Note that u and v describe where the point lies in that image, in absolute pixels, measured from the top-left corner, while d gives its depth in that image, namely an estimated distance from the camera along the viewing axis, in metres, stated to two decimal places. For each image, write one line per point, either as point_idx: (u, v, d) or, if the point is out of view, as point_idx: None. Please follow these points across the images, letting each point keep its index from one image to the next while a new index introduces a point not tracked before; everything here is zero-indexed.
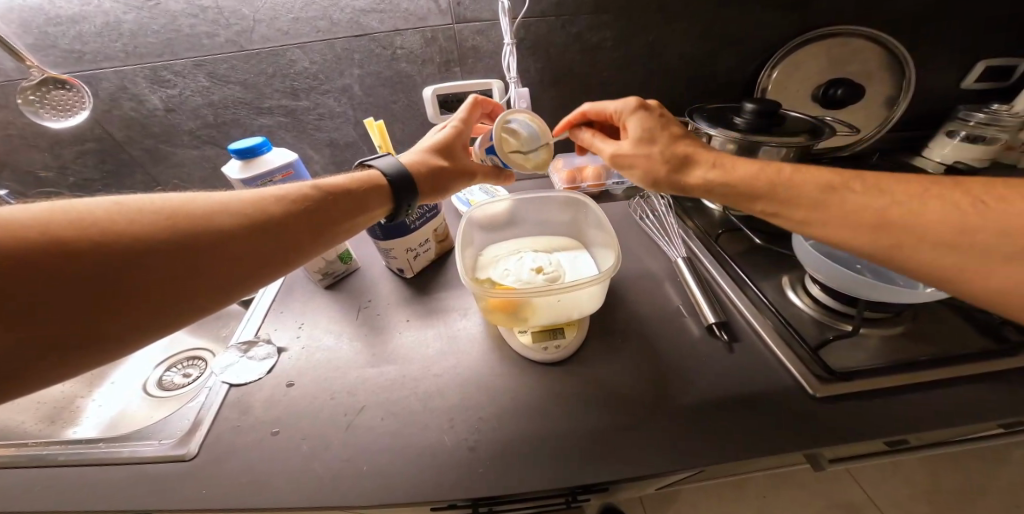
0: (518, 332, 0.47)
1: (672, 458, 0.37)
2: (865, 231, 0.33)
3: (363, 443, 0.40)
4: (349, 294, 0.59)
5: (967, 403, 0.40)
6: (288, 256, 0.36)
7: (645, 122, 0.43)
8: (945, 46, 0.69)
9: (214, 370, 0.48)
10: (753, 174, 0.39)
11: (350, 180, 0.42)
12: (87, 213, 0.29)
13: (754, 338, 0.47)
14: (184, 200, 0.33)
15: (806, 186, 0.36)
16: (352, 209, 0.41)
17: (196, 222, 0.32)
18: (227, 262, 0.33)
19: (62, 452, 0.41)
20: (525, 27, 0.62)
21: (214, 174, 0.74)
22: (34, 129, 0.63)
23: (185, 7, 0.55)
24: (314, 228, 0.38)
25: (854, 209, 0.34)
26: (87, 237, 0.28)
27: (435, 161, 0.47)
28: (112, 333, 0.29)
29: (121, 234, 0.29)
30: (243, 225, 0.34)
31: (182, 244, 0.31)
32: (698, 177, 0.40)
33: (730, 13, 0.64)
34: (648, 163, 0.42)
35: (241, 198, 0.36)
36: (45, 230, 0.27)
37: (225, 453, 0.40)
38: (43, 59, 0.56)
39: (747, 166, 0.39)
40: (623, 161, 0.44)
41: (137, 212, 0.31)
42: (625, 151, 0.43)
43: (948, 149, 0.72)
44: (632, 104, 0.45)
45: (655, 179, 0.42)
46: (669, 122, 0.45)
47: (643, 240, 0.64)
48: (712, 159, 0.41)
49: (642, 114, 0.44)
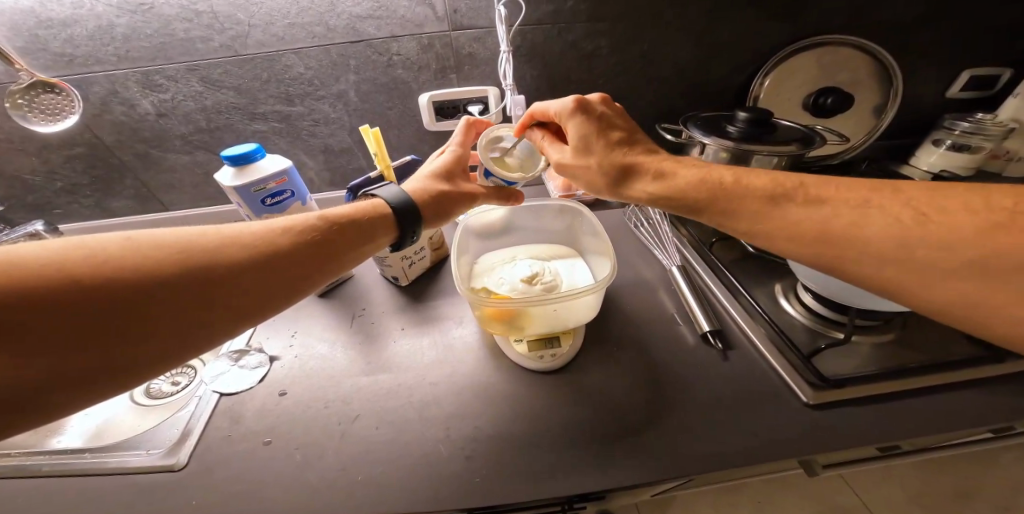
0: (514, 341, 0.47)
1: (667, 467, 0.37)
2: (798, 243, 0.34)
3: (356, 454, 0.39)
4: (342, 302, 0.58)
5: (954, 406, 0.40)
6: (295, 287, 0.36)
7: (582, 129, 0.43)
8: (931, 57, 0.71)
9: (204, 379, 0.48)
10: (693, 183, 0.38)
11: (357, 209, 0.42)
12: (103, 248, 0.30)
13: (748, 345, 0.48)
14: (197, 234, 0.34)
15: (748, 196, 0.36)
16: (361, 239, 0.41)
17: (206, 256, 0.32)
18: (234, 295, 0.33)
19: (46, 462, 0.40)
20: (521, 35, 0.63)
21: (206, 180, 0.73)
22: (21, 133, 0.62)
23: (179, 11, 0.54)
24: (321, 259, 0.37)
25: (787, 221, 0.34)
26: (99, 267, 0.29)
27: (436, 188, 0.46)
28: (121, 367, 0.29)
29: (133, 269, 0.30)
30: (251, 258, 0.34)
31: (190, 278, 0.31)
32: (638, 189, 0.41)
33: (723, 23, 0.65)
34: (588, 175, 0.43)
35: (252, 231, 0.36)
36: (61, 265, 0.28)
37: (215, 464, 0.39)
38: (33, 62, 0.56)
39: (689, 174, 0.39)
40: (566, 171, 0.45)
41: (151, 244, 0.31)
42: (568, 161, 0.45)
43: (935, 156, 0.74)
44: (569, 107, 0.44)
45: (598, 187, 0.44)
46: (606, 125, 0.44)
47: (638, 248, 0.64)
48: (650, 168, 0.41)
49: (579, 118, 0.44)
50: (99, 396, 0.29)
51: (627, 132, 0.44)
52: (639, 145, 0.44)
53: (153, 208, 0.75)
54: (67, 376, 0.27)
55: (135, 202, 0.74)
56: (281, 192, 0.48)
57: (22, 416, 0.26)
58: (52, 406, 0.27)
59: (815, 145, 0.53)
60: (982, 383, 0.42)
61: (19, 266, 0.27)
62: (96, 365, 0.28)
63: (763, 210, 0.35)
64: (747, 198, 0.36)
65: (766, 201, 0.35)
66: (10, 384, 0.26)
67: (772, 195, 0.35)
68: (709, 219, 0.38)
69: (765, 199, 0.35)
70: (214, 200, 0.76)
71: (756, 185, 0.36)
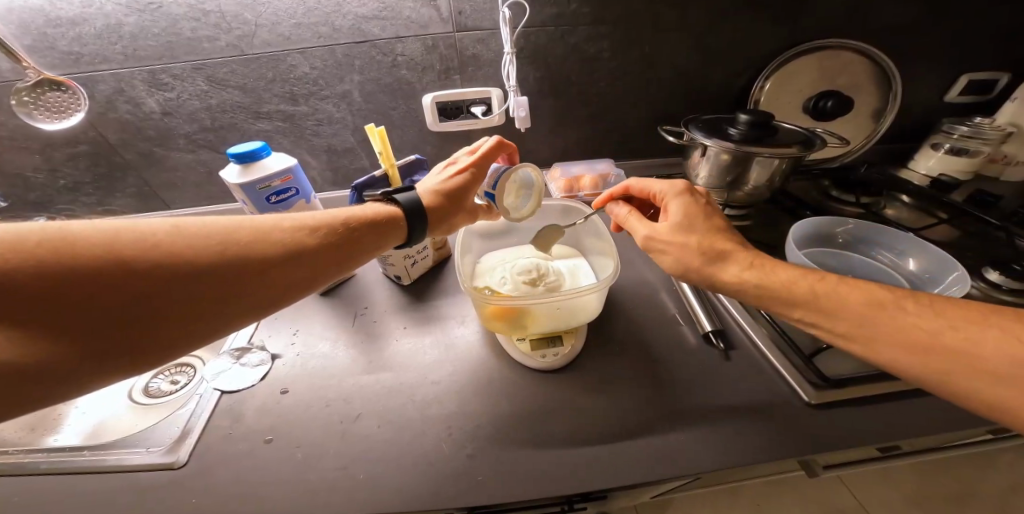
0: (516, 340, 0.48)
1: (668, 466, 0.37)
2: (912, 352, 0.32)
3: (359, 452, 0.40)
4: (344, 300, 0.58)
5: (952, 407, 0.41)
6: (311, 282, 0.36)
7: (685, 209, 0.43)
8: (929, 62, 0.71)
9: (205, 376, 0.48)
10: (795, 279, 0.37)
11: (375, 211, 0.42)
12: (146, 232, 0.30)
13: (749, 345, 0.48)
14: (226, 223, 0.34)
15: (854, 298, 0.35)
16: (380, 241, 0.41)
17: (239, 248, 0.33)
18: (260, 288, 0.33)
19: (45, 460, 0.40)
20: (525, 37, 0.63)
21: (209, 179, 0.73)
22: (25, 131, 0.62)
23: (187, 11, 0.55)
24: (343, 259, 0.38)
25: (896, 326, 0.33)
26: (127, 254, 0.29)
27: (445, 196, 0.47)
28: (149, 349, 0.29)
29: (171, 257, 0.30)
30: (279, 253, 0.34)
31: (221, 270, 0.32)
32: (732, 275, 0.39)
33: (725, 26, 0.65)
34: (682, 251, 0.41)
35: (282, 226, 0.36)
36: (106, 247, 0.29)
37: (218, 462, 0.39)
38: (40, 60, 0.56)
39: (787, 272, 0.38)
40: (655, 245, 0.43)
41: (177, 233, 0.31)
42: (660, 235, 0.42)
43: (934, 160, 0.74)
44: (679, 187, 0.45)
45: (686, 266, 0.41)
46: (710, 212, 0.43)
47: (639, 249, 0.65)
48: (748, 259, 0.39)
49: (685, 200, 0.44)
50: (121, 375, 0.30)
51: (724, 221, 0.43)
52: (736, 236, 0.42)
53: (155, 206, 0.76)
54: (95, 356, 0.28)
55: (136, 201, 0.74)
56: (285, 190, 0.48)
57: (46, 394, 0.27)
58: (76, 384, 0.28)
59: (815, 148, 0.54)
60: None
61: (58, 247, 0.28)
62: (124, 347, 0.28)
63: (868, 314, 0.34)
64: (851, 298, 0.35)
65: (870, 302, 0.34)
66: (42, 359, 0.26)
67: (875, 300, 0.34)
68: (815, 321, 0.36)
69: (871, 302, 0.34)
70: (215, 199, 0.77)
71: (859, 288, 0.36)
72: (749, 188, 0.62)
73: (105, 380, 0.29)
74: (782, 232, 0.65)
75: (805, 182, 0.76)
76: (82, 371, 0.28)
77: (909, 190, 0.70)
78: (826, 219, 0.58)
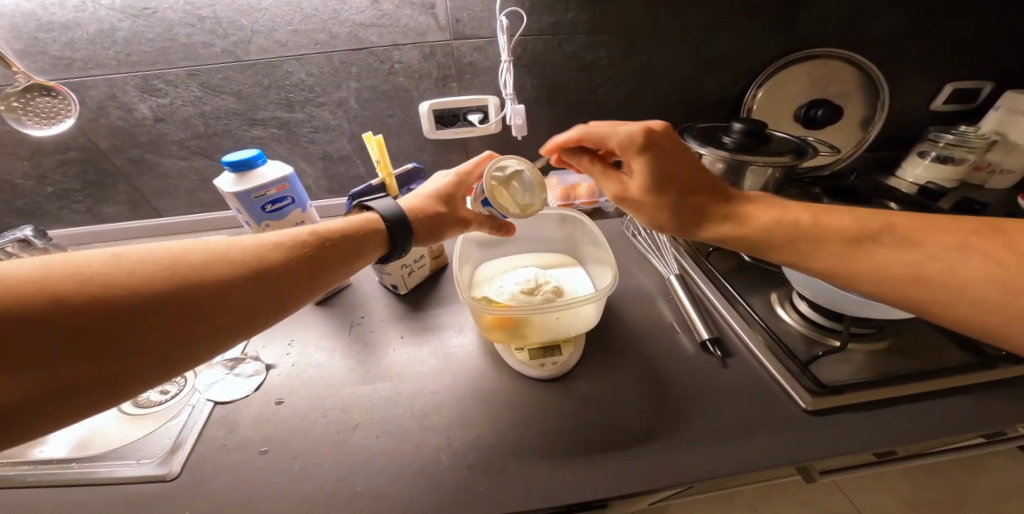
0: (515, 350, 0.47)
1: (667, 475, 0.37)
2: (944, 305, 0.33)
3: (355, 463, 0.39)
4: (341, 310, 0.58)
5: (944, 412, 0.41)
6: (285, 301, 0.36)
7: (652, 168, 0.40)
8: (914, 71, 0.73)
9: (198, 387, 0.47)
10: (770, 228, 0.38)
11: (350, 224, 0.42)
12: (87, 263, 0.29)
13: (746, 353, 0.48)
14: (191, 247, 0.33)
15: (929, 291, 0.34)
16: (352, 252, 0.41)
17: (200, 272, 0.32)
18: (230, 312, 0.33)
19: (31, 473, 0.39)
20: (523, 45, 0.63)
21: (201, 187, 0.72)
22: (14, 137, 0.61)
23: (182, 17, 0.54)
24: (314, 275, 0.38)
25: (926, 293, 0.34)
26: (89, 285, 0.28)
27: (431, 208, 0.47)
28: (115, 384, 0.29)
29: (125, 287, 0.29)
30: (244, 274, 0.34)
31: (183, 296, 0.31)
32: (713, 232, 0.40)
33: (720, 35, 0.66)
34: (654, 212, 0.42)
35: (253, 246, 0.36)
36: (47, 283, 0.27)
37: (211, 473, 0.39)
38: (31, 65, 0.55)
39: (767, 215, 0.39)
40: (627, 202, 0.44)
41: (141, 261, 0.31)
42: (631, 194, 0.43)
43: (921, 168, 0.76)
44: (637, 140, 0.40)
45: (667, 227, 0.43)
46: (678, 162, 0.40)
47: (636, 257, 0.65)
48: (726, 212, 0.40)
49: (649, 153, 0.40)
50: (93, 407, 0.29)
51: (695, 167, 0.41)
52: (711, 184, 0.41)
53: (146, 214, 0.74)
54: (64, 395, 0.27)
55: (127, 208, 0.73)
56: (282, 199, 0.48)
57: (20, 431, 0.27)
58: (34, 422, 0.27)
59: (807, 157, 0.55)
60: (971, 389, 0.43)
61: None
62: (93, 381, 0.28)
63: (848, 260, 0.36)
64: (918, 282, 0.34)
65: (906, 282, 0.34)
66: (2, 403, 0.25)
67: (857, 241, 0.36)
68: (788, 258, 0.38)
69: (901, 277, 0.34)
70: (208, 207, 0.75)
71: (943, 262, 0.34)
72: None
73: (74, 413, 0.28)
74: None
75: (797, 189, 0.77)
76: (50, 408, 0.27)
77: (899, 197, 0.71)
78: None
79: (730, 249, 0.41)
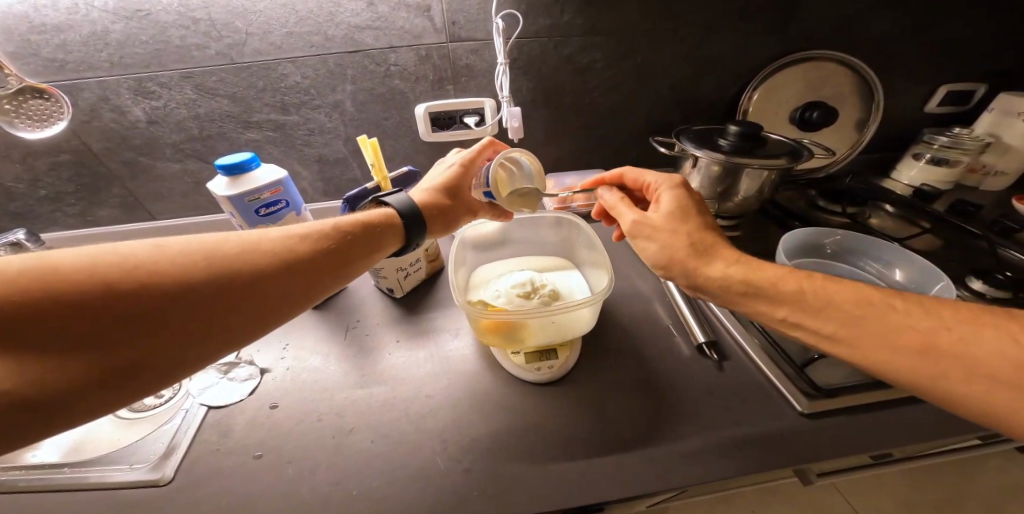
0: (512, 354, 0.47)
1: (662, 479, 0.37)
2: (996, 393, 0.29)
3: (351, 468, 0.39)
4: (336, 313, 0.58)
5: (939, 414, 0.41)
6: (307, 293, 0.35)
7: (680, 200, 0.44)
8: (908, 74, 0.74)
9: (191, 391, 0.46)
10: (783, 275, 0.38)
11: (368, 218, 0.42)
12: (127, 254, 0.29)
13: (742, 356, 0.48)
14: (217, 239, 0.33)
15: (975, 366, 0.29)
16: (370, 246, 0.40)
17: (224, 262, 0.32)
18: (252, 302, 0.32)
19: (23, 477, 0.39)
20: (519, 47, 0.63)
21: (196, 189, 0.72)
22: (6, 139, 0.61)
23: (176, 19, 0.54)
24: (334, 269, 0.37)
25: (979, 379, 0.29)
26: (119, 274, 0.28)
27: (439, 200, 0.47)
28: (139, 377, 0.28)
29: (157, 277, 0.29)
30: (265, 265, 0.33)
31: (207, 286, 0.31)
32: (720, 269, 0.39)
33: (717, 37, 0.66)
34: (672, 238, 0.41)
35: (275, 237, 0.36)
36: (81, 273, 0.28)
37: (203, 477, 0.38)
38: (23, 67, 0.55)
39: (777, 271, 0.38)
40: (644, 230, 0.43)
41: (167, 252, 0.31)
42: (653, 222, 0.43)
43: (916, 170, 0.76)
44: (674, 181, 0.47)
45: (676, 254, 0.41)
46: (701, 208, 0.45)
47: (632, 259, 0.65)
48: (733, 252, 0.40)
49: (677, 192, 0.45)
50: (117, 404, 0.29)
51: (714, 218, 0.45)
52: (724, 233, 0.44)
53: (140, 217, 0.74)
54: (90, 387, 0.27)
55: (120, 211, 0.72)
56: (276, 202, 0.48)
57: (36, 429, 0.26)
58: (59, 417, 0.26)
59: (803, 159, 0.55)
60: None
61: (39, 272, 0.27)
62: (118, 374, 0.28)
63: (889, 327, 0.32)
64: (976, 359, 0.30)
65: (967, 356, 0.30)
66: (31, 396, 0.25)
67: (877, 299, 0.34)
68: (796, 313, 0.37)
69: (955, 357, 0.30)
70: (202, 210, 0.75)
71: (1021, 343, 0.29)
72: (739, 199, 0.63)
73: (97, 411, 0.28)
74: (771, 241, 0.66)
75: (793, 191, 0.77)
76: (75, 403, 0.27)
77: (893, 198, 0.71)
78: (813, 229, 0.58)
79: (791, 316, 0.37)
